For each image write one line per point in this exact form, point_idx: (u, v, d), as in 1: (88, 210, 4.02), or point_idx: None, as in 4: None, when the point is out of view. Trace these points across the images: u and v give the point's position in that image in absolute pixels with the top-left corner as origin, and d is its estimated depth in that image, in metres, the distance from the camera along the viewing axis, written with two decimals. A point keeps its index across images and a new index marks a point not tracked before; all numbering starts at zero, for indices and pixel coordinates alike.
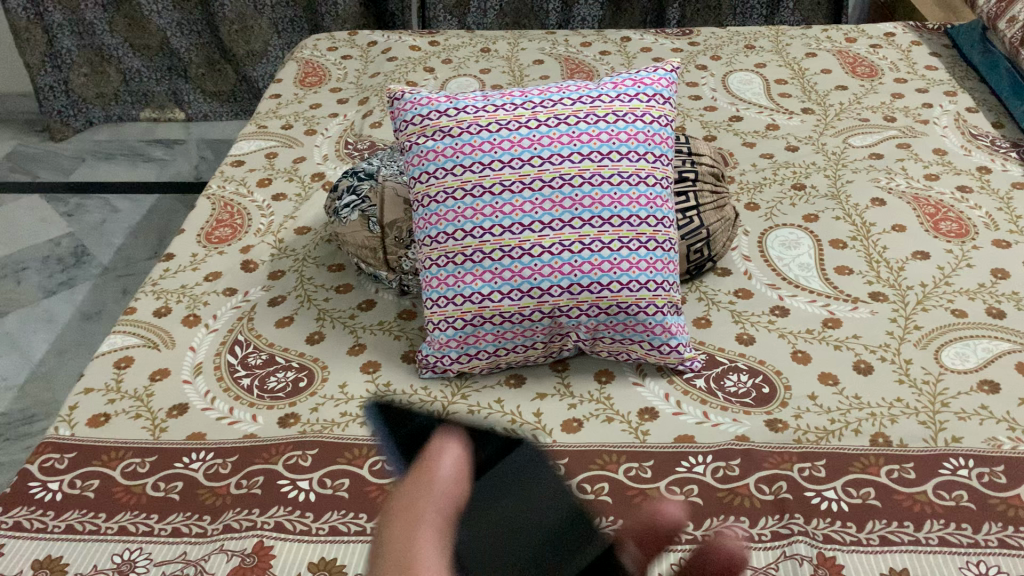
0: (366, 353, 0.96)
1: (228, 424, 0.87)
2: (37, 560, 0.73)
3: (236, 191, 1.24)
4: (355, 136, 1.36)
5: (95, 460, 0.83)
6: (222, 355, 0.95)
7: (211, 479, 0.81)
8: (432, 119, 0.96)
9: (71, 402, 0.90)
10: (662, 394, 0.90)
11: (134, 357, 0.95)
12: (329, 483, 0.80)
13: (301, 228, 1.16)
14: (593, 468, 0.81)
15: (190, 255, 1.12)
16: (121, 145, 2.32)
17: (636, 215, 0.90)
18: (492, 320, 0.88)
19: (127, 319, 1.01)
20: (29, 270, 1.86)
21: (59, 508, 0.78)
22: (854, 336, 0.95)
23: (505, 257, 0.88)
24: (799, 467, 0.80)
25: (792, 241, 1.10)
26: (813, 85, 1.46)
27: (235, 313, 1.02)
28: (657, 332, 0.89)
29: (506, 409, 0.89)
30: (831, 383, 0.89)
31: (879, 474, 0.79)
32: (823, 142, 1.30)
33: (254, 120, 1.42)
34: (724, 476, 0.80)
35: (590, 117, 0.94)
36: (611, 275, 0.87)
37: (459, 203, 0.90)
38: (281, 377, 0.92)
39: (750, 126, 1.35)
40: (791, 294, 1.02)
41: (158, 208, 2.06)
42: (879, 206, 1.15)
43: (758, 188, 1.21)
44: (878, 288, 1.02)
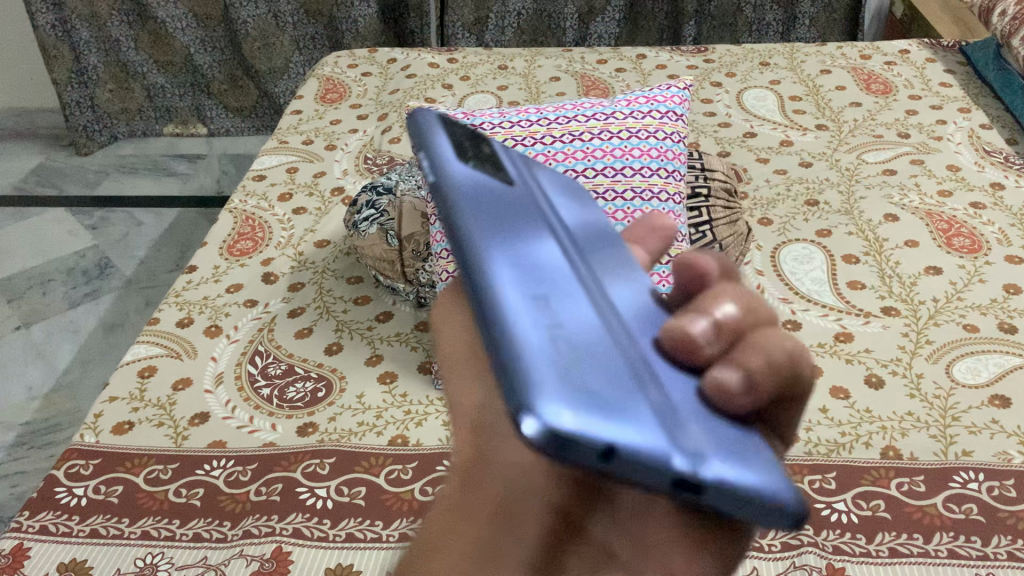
0: (383, 364, 0.97)
1: (248, 432, 0.89)
2: (63, 562, 0.75)
3: (257, 205, 1.27)
4: (373, 151, 1.39)
5: (119, 467, 0.85)
6: (243, 365, 0.98)
7: (231, 486, 0.82)
8: None
9: (96, 410, 0.92)
10: None
11: (157, 366, 0.98)
12: (346, 491, 0.81)
13: (321, 241, 1.18)
14: None
15: (213, 267, 1.14)
16: (145, 159, 2.37)
17: None
18: None
19: (151, 329, 1.04)
20: (54, 282, 1.89)
21: (84, 513, 0.80)
22: (866, 350, 0.96)
23: None
24: (809, 479, 0.81)
25: (805, 255, 1.11)
26: (827, 102, 1.47)
27: (256, 324, 1.04)
28: None
29: None
30: (842, 397, 0.90)
31: (889, 487, 0.80)
32: (837, 158, 1.31)
33: (276, 136, 1.45)
34: None
35: (603, 134, 0.96)
36: None
37: None
38: (299, 387, 0.94)
39: (765, 142, 1.37)
40: (804, 307, 1.03)
41: (180, 222, 2.09)
42: (893, 221, 1.16)
43: (772, 204, 1.22)
44: (890, 302, 1.02)
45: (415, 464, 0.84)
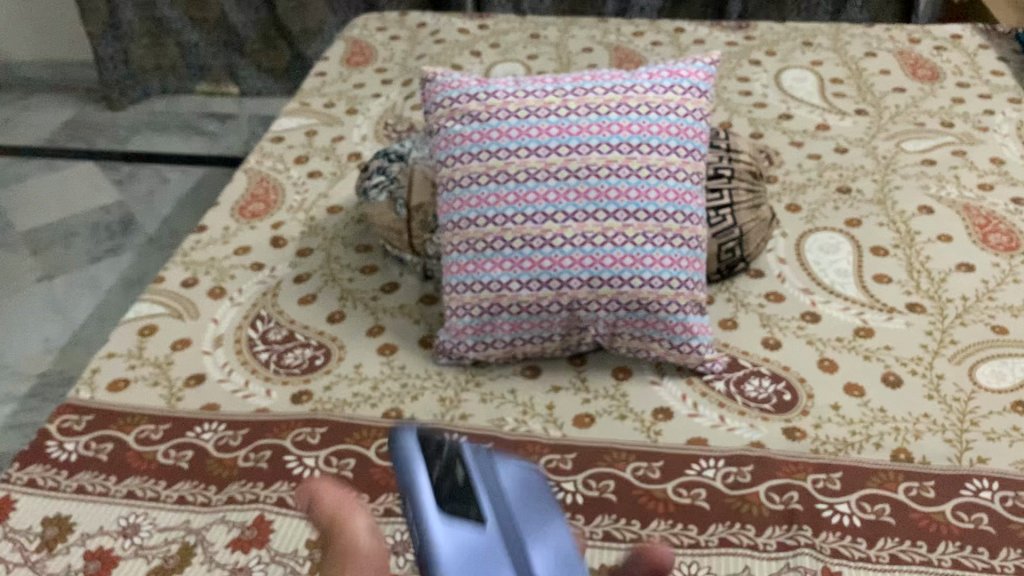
0: (384, 335, 0.94)
1: (242, 396, 0.87)
2: (47, 516, 0.75)
3: (273, 167, 1.25)
4: (395, 117, 1.36)
5: (110, 424, 0.84)
6: (244, 329, 0.96)
7: (221, 450, 0.81)
8: (462, 102, 0.91)
9: (93, 366, 0.92)
10: (678, 394, 0.87)
11: (158, 326, 0.97)
12: (335, 462, 0.80)
13: (334, 206, 1.16)
14: (600, 464, 0.79)
15: (223, 228, 1.13)
16: (176, 117, 2.35)
17: (663, 210, 0.86)
18: (510, 309, 0.86)
19: (156, 288, 1.03)
20: (78, 236, 1.90)
21: (72, 468, 0.80)
22: (885, 347, 0.92)
23: (526, 246, 0.85)
24: (813, 478, 0.78)
25: (831, 245, 1.07)
26: (869, 86, 1.41)
27: (260, 288, 1.03)
28: (678, 330, 0.86)
29: (520, 399, 0.87)
30: (856, 394, 0.87)
31: (896, 491, 0.76)
32: (874, 145, 1.26)
33: (299, 97, 1.43)
34: (735, 481, 0.77)
35: (621, 107, 0.88)
36: (633, 270, 0.84)
37: (483, 189, 0.87)
38: (298, 354, 0.93)
39: (800, 126, 1.32)
40: (825, 299, 0.99)
41: (207, 180, 2.08)
42: (926, 214, 1.11)
43: (802, 189, 1.18)
44: (916, 298, 0.98)
45: None
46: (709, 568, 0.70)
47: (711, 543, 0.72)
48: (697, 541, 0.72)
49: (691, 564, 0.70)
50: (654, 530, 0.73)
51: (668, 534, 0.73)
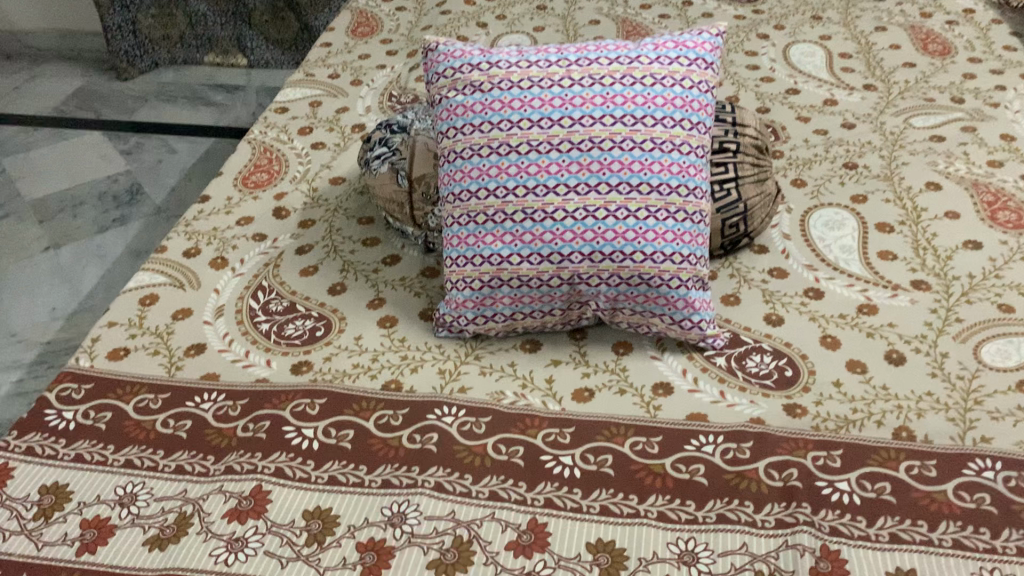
0: (385, 308, 0.94)
1: (242, 366, 0.87)
2: (45, 485, 0.76)
3: (276, 138, 1.24)
4: (399, 89, 1.35)
5: (110, 393, 0.85)
6: (245, 299, 0.96)
7: (220, 420, 0.82)
8: (464, 72, 0.90)
9: (94, 335, 0.92)
10: (679, 368, 0.86)
11: (159, 295, 0.97)
12: (334, 433, 0.80)
13: (336, 178, 1.16)
14: (598, 438, 0.79)
15: (225, 198, 1.12)
16: (183, 88, 2.33)
17: (666, 184, 0.85)
18: (511, 282, 0.86)
19: (157, 257, 1.03)
20: (85, 205, 1.90)
21: (70, 437, 0.80)
22: (889, 324, 0.91)
23: (527, 219, 0.84)
24: (813, 455, 0.77)
25: (837, 221, 1.06)
26: (879, 61, 1.39)
27: (262, 259, 1.02)
28: (679, 306, 0.86)
29: (519, 372, 0.87)
30: (859, 371, 0.86)
31: (897, 469, 0.76)
32: (882, 121, 1.24)
33: (302, 68, 1.42)
34: (734, 458, 0.77)
35: (626, 78, 0.87)
36: (635, 245, 0.83)
37: (485, 161, 0.86)
38: (299, 325, 0.92)
39: (808, 100, 1.30)
40: (829, 275, 0.98)
41: (214, 151, 2.07)
42: (934, 190, 1.10)
43: (808, 164, 1.16)
44: (922, 276, 0.97)
45: (407, 411, 0.81)
46: (706, 544, 0.69)
47: (709, 519, 0.72)
48: (695, 517, 0.72)
49: (689, 540, 0.70)
50: (651, 505, 0.73)
51: (665, 509, 0.73)
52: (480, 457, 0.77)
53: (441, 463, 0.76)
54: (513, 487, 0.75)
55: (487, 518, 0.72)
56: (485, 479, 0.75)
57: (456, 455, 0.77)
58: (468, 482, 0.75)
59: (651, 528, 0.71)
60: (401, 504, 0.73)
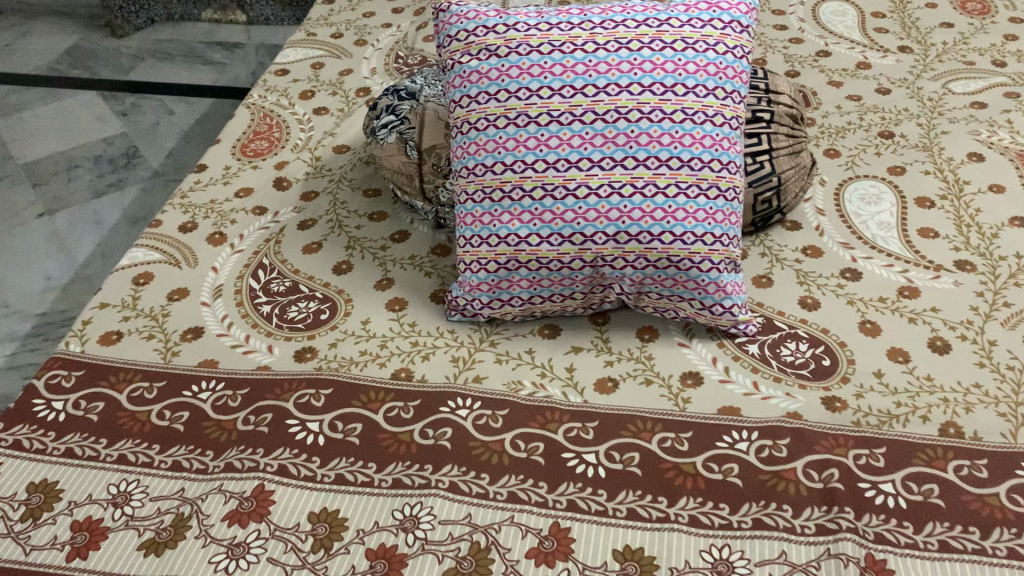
0: (394, 289, 0.88)
1: (242, 352, 0.82)
2: (32, 483, 0.71)
3: (277, 102, 1.18)
4: (406, 49, 1.28)
5: (102, 381, 0.79)
6: (245, 279, 0.90)
7: (219, 412, 0.76)
8: (478, 35, 0.82)
9: (85, 317, 0.86)
10: (709, 357, 0.81)
11: (153, 273, 0.91)
12: (341, 427, 0.74)
13: (340, 146, 1.09)
14: (623, 434, 0.74)
15: (223, 168, 1.06)
16: (181, 45, 2.24)
17: (698, 159, 0.78)
18: (529, 265, 0.80)
19: (152, 232, 0.97)
20: (80, 168, 1.83)
21: (60, 429, 0.75)
22: (932, 309, 0.85)
23: (547, 196, 0.78)
24: (855, 454, 0.72)
25: (873, 196, 0.99)
26: (914, 21, 1.32)
27: (263, 234, 0.96)
28: (710, 290, 0.80)
29: (538, 361, 0.81)
30: (901, 360, 0.80)
31: (946, 470, 0.71)
32: (919, 86, 1.17)
33: (304, 27, 1.35)
34: (770, 456, 0.72)
35: (655, 43, 0.80)
36: (663, 225, 0.77)
37: (501, 132, 0.80)
38: (302, 307, 0.87)
39: (839, 63, 1.23)
40: (866, 255, 0.92)
41: (213, 112, 2.00)
42: (976, 162, 1.03)
43: (841, 133, 1.10)
44: (965, 256, 0.91)
45: (418, 403, 0.76)
46: (742, 553, 0.64)
47: (744, 525, 0.67)
48: (729, 522, 0.67)
49: (723, 548, 0.65)
50: (682, 508, 0.68)
51: (697, 513, 0.67)
52: (497, 454, 0.72)
53: (456, 462, 0.71)
54: (533, 488, 0.69)
55: (505, 522, 0.67)
56: (503, 478, 0.70)
57: (471, 452, 0.72)
58: (485, 483, 0.70)
59: (682, 534, 0.66)
60: (412, 506, 0.68)
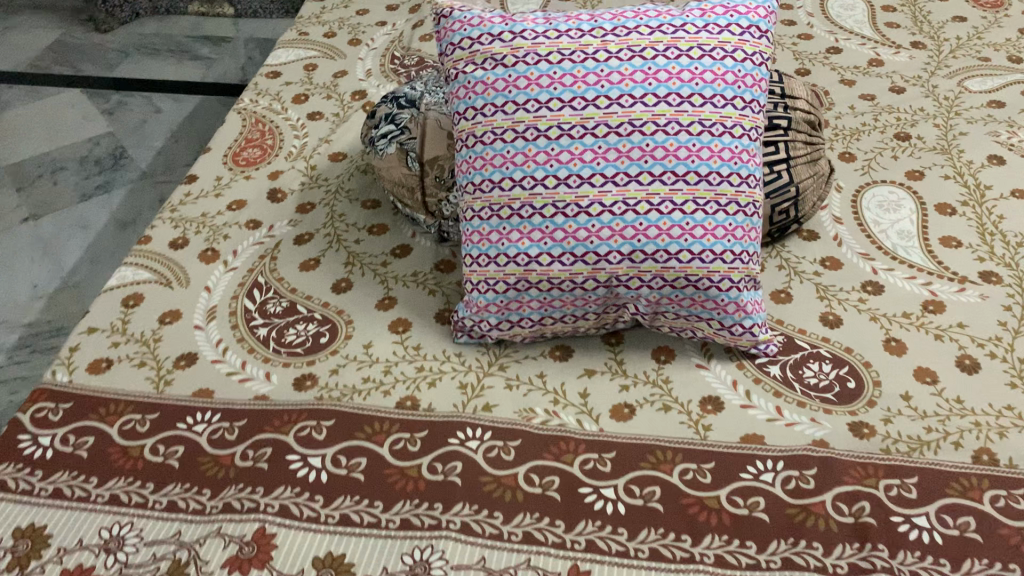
0: (396, 309, 0.84)
1: (239, 380, 0.78)
2: (19, 528, 0.67)
3: (269, 107, 1.13)
4: (402, 49, 1.23)
5: (91, 414, 0.75)
6: (239, 299, 0.86)
7: (215, 446, 0.72)
8: (482, 43, 0.78)
9: (72, 343, 0.82)
10: (728, 380, 0.78)
11: (143, 295, 0.87)
12: (344, 462, 0.71)
13: (336, 154, 1.05)
14: (642, 466, 0.70)
15: (214, 178, 1.02)
16: (167, 39, 2.18)
17: (716, 172, 0.74)
18: (539, 285, 0.76)
19: (141, 249, 0.93)
20: (66, 170, 1.78)
21: (47, 468, 0.71)
22: (959, 324, 0.82)
23: (558, 214, 0.74)
24: (885, 484, 0.69)
25: (892, 202, 0.96)
26: (926, 15, 1.28)
27: (257, 250, 0.92)
28: (729, 310, 0.76)
29: (549, 386, 0.78)
30: (928, 381, 0.77)
31: (981, 501, 0.67)
32: (934, 84, 1.13)
33: (296, 26, 1.30)
34: (796, 488, 0.68)
35: (670, 50, 0.75)
36: (681, 243, 0.73)
37: (509, 146, 0.76)
38: (301, 329, 0.83)
39: (851, 60, 1.19)
40: (887, 266, 0.88)
41: (201, 110, 1.95)
42: (997, 165, 1.00)
43: (856, 135, 1.06)
44: (990, 266, 0.88)
45: (425, 434, 0.72)
46: None
47: (773, 565, 0.63)
48: (757, 562, 0.63)
49: None
50: (707, 547, 0.64)
51: (723, 552, 0.64)
52: (511, 491, 0.68)
53: (468, 500, 0.68)
54: (550, 527, 0.66)
55: (522, 567, 0.63)
56: (518, 517, 0.67)
57: (483, 488, 0.69)
58: (499, 522, 0.66)
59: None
60: (422, 549, 0.64)
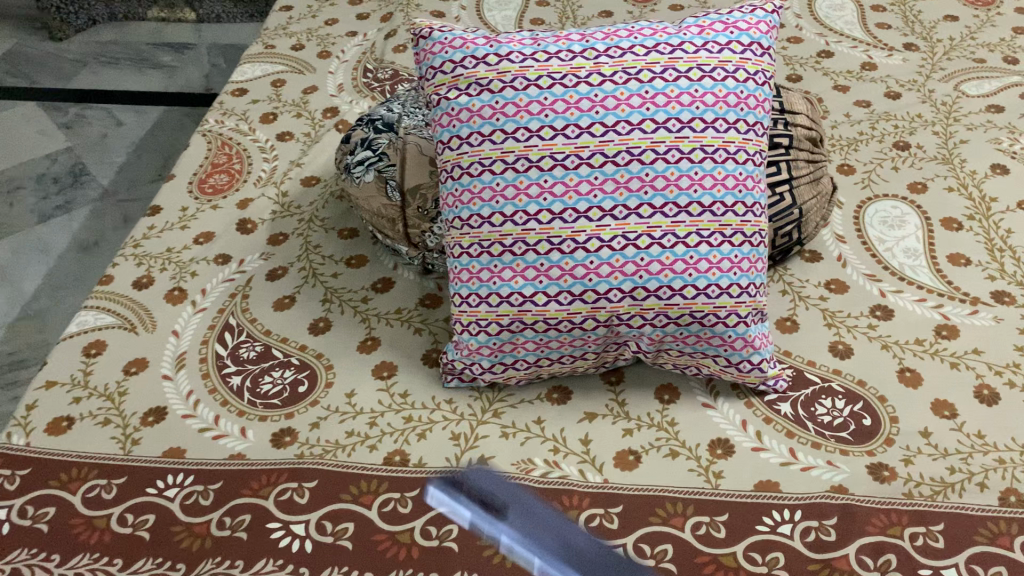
0: (380, 352, 0.79)
1: (212, 438, 0.72)
2: None
3: (236, 128, 1.07)
4: (375, 62, 1.17)
5: (52, 481, 0.69)
6: (210, 344, 0.80)
7: (189, 514, 0.67)
8: (466, 67, 0.73)
9: (29, 400, 0.76)
10: (738, 419, 0.73)
11: (106, 342, 0.80)
12: (330, 528, 0.65)
13: (309, 179, 0.99)
14: (652, 522, 0.65)
15: (179, 209, 0.95)
16: (126, 47, 2.09)
17: (721, 202, 0.69)
18: (535, 326, 0.71)
19: (102, 290, 0.86)
20: (23, 190, 1.70)
21: (5, 546, 0.65)
22: (975, 351, 0.78)
23: (554, 250, 0.69)
24: (910, 533, 0.64)
25: (895, 218, 0.92)
26: (916, 14, 1.24)
27: (228, 288, 0.86)
28: (737, 346, 0.71)
29: (548, 433, 0.73)
30: (947, 415, 0.72)
31: (1013, 548, 0.63)
32: (930, 88, 1.09)
33: (262, 39, 1.23)
34: (817, 541, 0.64)
35: (668, 72, 0.70)
36: (685, 278, 0.68)
37: (498, 179, 0.71)
38: (277, 377, 0.77)
39: (843, 65, 1.14)
40: (896, 288, 0.84)
41: (165, 122, 1.87)
42: (1001, 175, 0.96)
43: (853, 145, 1.02)
44: (1002, 285, 0.84)
45: (416, 494, 0.67)
46: None
47: None
48: None
49: None
50: None
51: None
52: (512, 555, 0.63)
53: (466, 567, 0.63)
54: None
55: None
56: None
57: (482, 553, 0.63)
58: None
59: None
60: None
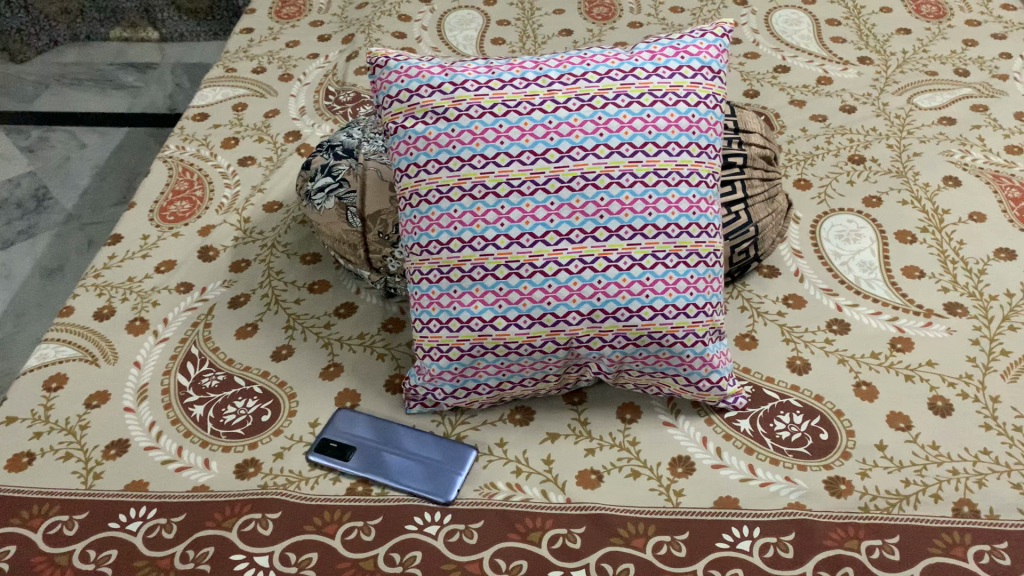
0: (343, 378, 0.79)
1: (175, 470, 0.72)
2: None
3: (197, 154, 1.07)
4: (337, 83, 1.18)
5: (12, 519, 0.69)
6: (173, 375, 0.80)
7: (152, 548, 0.66)
8: (421, 96, 0.74)
9: None
10: (698, 437, 0.74)
11: (67, 375, 0.80)
12: (294, 558, 0.65)
13: (271, 204, 0.99)
14: (613, 542, 0.66)
15: (140, 237, 0.95)
16: (89, 68, 2.08)
17: (676, 224, 0.70)
18: (495, 350, 0.71)
19: (63, 321, 0.86)
20: None
21: None
22: (929, 363, 0.79)
23: (512, 275, 0.70)
24: (867, 546, 0.66)
25: (851, 231, 0.93)
26: (870, 28, 1.26)
27: (190, 317, 0.86)
28: (696, 365, 0.72)
29: (510, 455, 0.73)
30: (902, 427, 0.74)
31: (966, 558, 0.65)
32: (885, 101, 1.11)
33: (223, 62, 1.23)
34: (775, 557, 0.65)
35: (620, 97, 0.72)
36: (642, 300, 0.69)
37: (456, 206, 0.71)
38: (240, 407, 0.77)
39: (799, 79, 1.16)
40: (852, 302, 0.85)
41: (129, 143, 1.86)
42: (953, 187, 0.98)
43: (810, 160, 1.03)
44: (955, 297, 0.85)
45: (379, 521, 0.68)
46: None
47: None
48: None
49: None
50: None
51: None
52: None
53: None
54: None
55: None
56: None
57: None
58: None
59: None
60: None
